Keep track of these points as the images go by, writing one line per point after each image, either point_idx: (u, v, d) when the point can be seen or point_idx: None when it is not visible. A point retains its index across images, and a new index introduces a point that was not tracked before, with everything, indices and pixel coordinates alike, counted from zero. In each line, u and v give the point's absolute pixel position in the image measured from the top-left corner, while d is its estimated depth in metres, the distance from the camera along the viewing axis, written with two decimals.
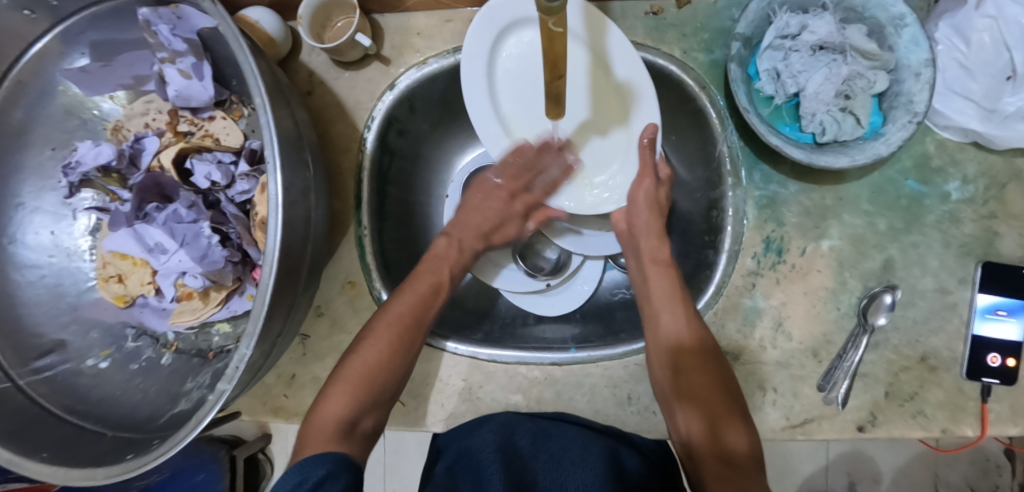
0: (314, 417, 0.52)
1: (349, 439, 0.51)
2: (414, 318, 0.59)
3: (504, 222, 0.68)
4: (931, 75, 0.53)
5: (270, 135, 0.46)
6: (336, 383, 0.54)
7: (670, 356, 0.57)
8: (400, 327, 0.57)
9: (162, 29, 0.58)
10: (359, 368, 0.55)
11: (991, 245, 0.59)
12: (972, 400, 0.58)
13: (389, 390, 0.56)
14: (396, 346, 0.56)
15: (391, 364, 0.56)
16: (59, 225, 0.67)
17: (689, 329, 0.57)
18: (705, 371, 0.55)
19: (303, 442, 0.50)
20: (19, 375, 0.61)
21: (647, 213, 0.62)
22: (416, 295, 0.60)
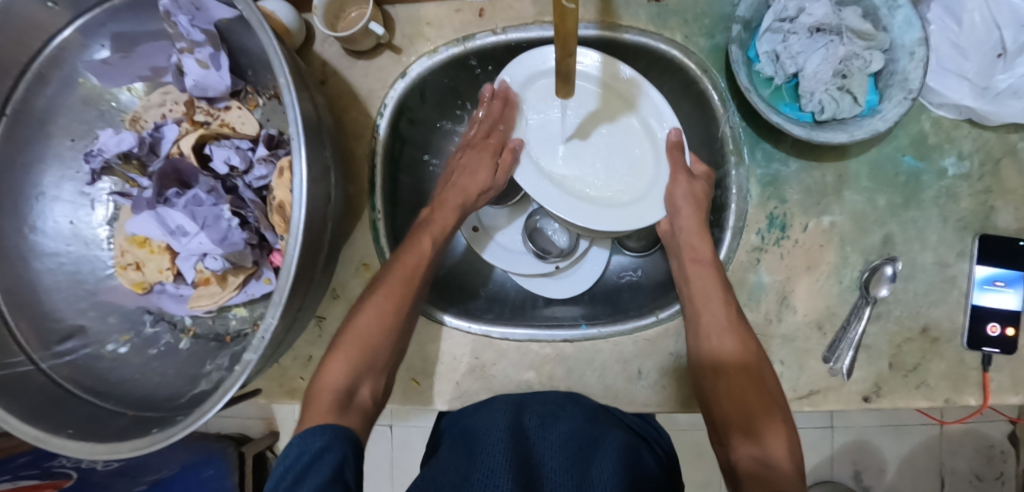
0: (315, 390, 0.52)
1: (348, 409, 0.51)
2: (411, 281, 0.59)
3: (471, 169, 0.65)
4: (924, 54, 0.55)
5: (293, 113, 0.48)
6: (336, 351, 0.55)
7: (711, 358, 0.57)
8: (398, 289, 0.58)
9: (181, 20, 0.60)
10: (359, 334, 0.56)
11: (987, 219, 0.61)
12: (973, 370, 0.60)
13: (388, 358, 0.57)
14: (393, 310, 0.57)
15: (388, 326, 0.56)
16: (77, 214, 0.69)
17: (739, 336, 0.57)
18: (748, 372, 0.55)
19: (305, 413, 0.50)
20: (42, 358, 0.62)
21: (686, 209, 0.62)
22: (413, 262, 0.60)
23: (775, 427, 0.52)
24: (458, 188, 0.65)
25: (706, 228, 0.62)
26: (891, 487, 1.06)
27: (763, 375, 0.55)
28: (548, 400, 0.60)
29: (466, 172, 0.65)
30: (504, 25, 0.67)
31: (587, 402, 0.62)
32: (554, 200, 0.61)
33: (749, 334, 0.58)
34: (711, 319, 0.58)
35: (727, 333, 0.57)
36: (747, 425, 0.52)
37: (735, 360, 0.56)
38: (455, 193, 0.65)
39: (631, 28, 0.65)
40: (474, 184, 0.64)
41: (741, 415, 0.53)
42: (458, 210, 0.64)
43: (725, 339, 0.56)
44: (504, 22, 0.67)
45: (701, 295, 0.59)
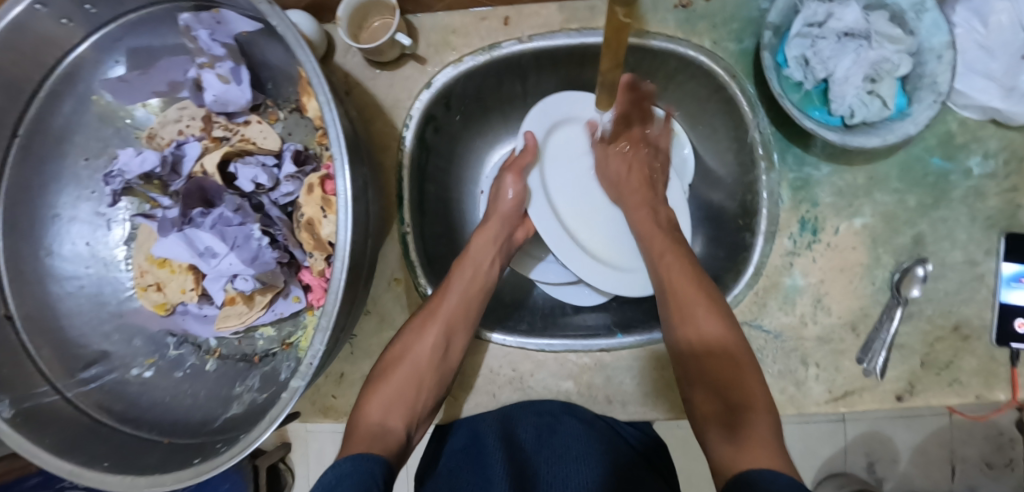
0: (356, 421, 0.56)
1: (385, 437, 0.53)
2: (452, 324, 0.61)
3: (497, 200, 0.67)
4: (953, 57, 0.56)
5: (336, 132, 0.47)
6: (376, 385, 0.59)
7: (697, 346, 0.54)
8: (436, 332, 0.60)
9: (202, 34, 0.58)
10: (399, 372, 0.59)
11: (1014, 217, 0.62)
12: (1003, 365, 0.61)
13: (425, 396, 0.59)
14: (432, 350, 0.60)
15: (427, 367, 0.59)
16: (95, 235, 0.67)
17: (715, 317, 0.55)
18: (727, 351, 0.53)
19: (349, 437, 0.53)
20: (68, 386, 0.60)
21: (636, 184, 0.67)
22: (454, 303, 0.61)
23: (757, 398, 0.49)
24: (493, 215, 0.66)
25: (654, 208, 0.66)
26: (903, 476, 1.08)
27: (744, 356, 0.53)
28: (544, 411, 0.63)
29: (496, 196, 0.67)
30: (530, 33, 0.66)
31: (584, 411, 0.64)
32: (570, 253, 0.66)
33: (727, 316, 0.56)
34: (678, 299, 0.57)
35: (709, 318, 0.55)
36: (726, 413, 0.49)
37: (710, 342, 0.54)
38: (498, 222, 0.65)
39: (660, 34, 0.65)
40: (506, 204, 0.66)
41: (716, 392, 0.51)
42: (495, 244, 0.65)
43: (695, 318, 0.55)
44: (530, 29, 0.66)
45: (669, 277, 0.59)
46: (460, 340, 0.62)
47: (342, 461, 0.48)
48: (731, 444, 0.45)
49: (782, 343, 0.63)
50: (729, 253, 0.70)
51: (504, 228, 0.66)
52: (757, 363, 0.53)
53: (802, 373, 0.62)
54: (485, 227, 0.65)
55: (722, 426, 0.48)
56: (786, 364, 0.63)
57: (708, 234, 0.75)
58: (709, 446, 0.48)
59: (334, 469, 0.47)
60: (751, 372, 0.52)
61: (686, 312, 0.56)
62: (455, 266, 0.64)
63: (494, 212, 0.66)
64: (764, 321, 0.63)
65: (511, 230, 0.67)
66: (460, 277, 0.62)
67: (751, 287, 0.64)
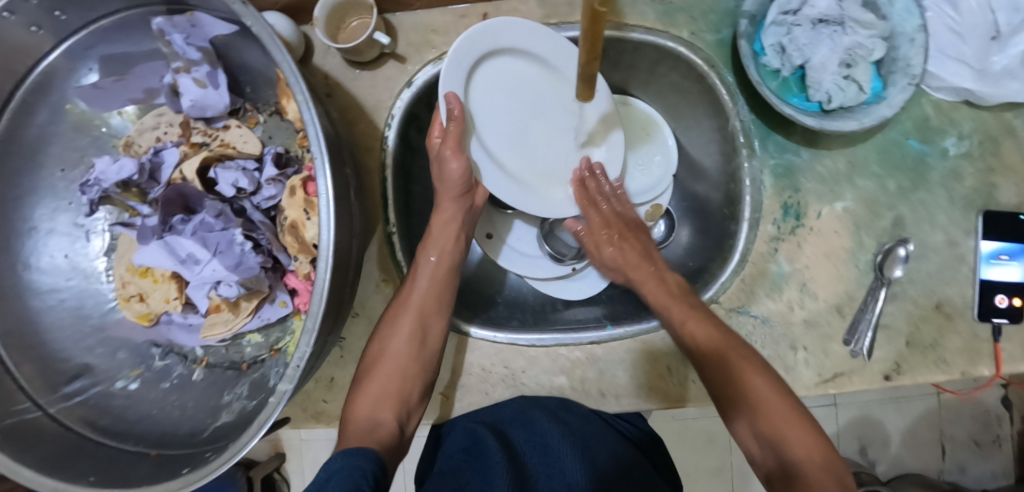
0: (347, 420, 0.56)
1: (375, 433, 0.53)
2: (425, 311, 0.60)
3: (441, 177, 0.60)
4: (925, 40, 0.56)
5: (315, 131, 0.46)
6: (364, 383, 0.58)
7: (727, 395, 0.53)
8: (411, 320, 0.59)
9: (177, 38, 0.58)
10: (381, 366, 0.59)
11: (990, 196, 0.63)
12: (986, 342, 0.62)
13: (412, 387, 0.59)
14: (407, 341, 0.59)
15: (405, 357, 0.59)
16: (73, 247, 0.66)
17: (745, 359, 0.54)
18: (766, 395, 0.51)
19: (343, 435, 0.53)
20: (50, 402, 0.59)
21: (640, 265, 0.66)
22: (424, 289, 0.61)
23: (801, 441, 0.48)
24: (446, 194, 0.60)
25: (660, 277, 0.64)
26: (896, 458, 1.09)
27: (785, 398, 0.51)
28: (539, 406, 0.63)
29: (441, 174, 0.59)
30: None
31: (579, 408, 0.64)
32: (526, 201, 0.63)
33: (761, 362, 0.54)
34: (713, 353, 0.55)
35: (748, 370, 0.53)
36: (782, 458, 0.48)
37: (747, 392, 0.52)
38: (453, 206, 0.61)
39: (638, 27, 0.65)
40: (455, 185, 0.59)
41: (769, 449, 0.49)
42: (459, 226, 0.63)
43: (735, 370, 0.53)
44: None
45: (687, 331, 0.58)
46: (437, 326, 0.61)
47: (332, 458, 0.48)
48: None
49: (771, 328, 0.63)
50: (716, 242, 0.71)
51: (461, 211, 0.62)
52: (793, 393, 0.52)
53: (791, 358, 0.63)
54: (440, 209, 0.62)
55: (784, 490, 0.46)
56: (775, 349, 0.63)
57: (694, 224, 0.76)
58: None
59: (324, 467, 0.47)
60: (789, 407, 0.50)
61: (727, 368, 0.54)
62: (418, 256, 0.62)
63: (441, 193, 0.61)
64: (752, 308, 0.64)
65: (469, 205, 0.62)
66: (426, 266, 0.61)
67: (737, 275, 0.65)
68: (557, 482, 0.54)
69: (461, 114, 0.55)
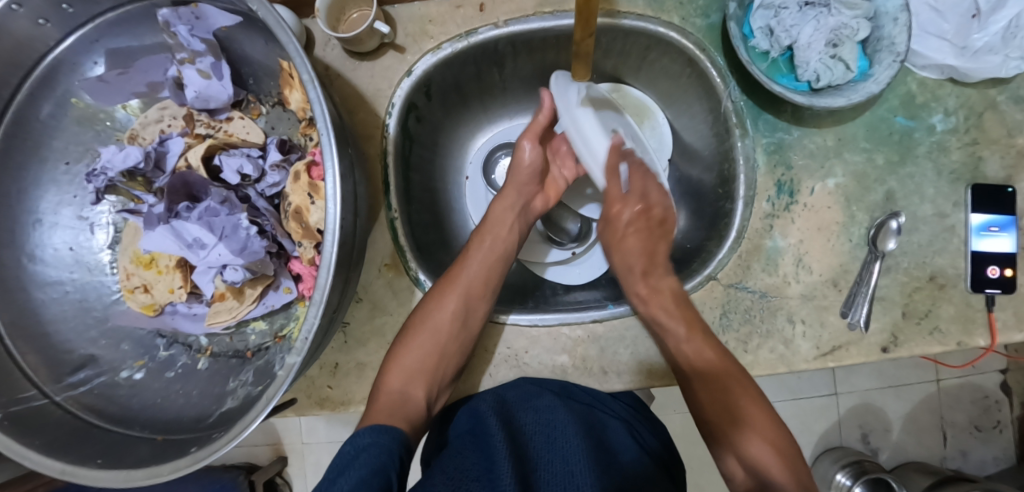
0: (377, 391, 0.60)
1: (403, 407, 0.59)
2: (470, 291, 0.67)
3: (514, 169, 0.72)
4: (907, 19, 0.58)
5: (321, 109, 0.48)
6: (393, 358, 0.62)
7: (716, 409, 0.59)
8: (457, 298, 0.65)
9: (181, 30, 0.59)
10: (420, 337, 0.63)
11: (977, 169, 0.65)
12: (980, 311, 0.63)
13: (445, 365, 0.64)
14: (451, 317, 0.64)
15: (448, 333, 0.64)
16: (77, 239, 0.67)
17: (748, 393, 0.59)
18: (755, 418, 0.58)
19: (370, 409, 0.58)
20: (55, 390, 0.59)
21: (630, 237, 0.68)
22: (472, 271, 0.67)
23: (783, 469, 0.54)
24: (514, 182, 0.71)
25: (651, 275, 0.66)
26: (897, 445, 1.09)
27: (780, 438, 0.57)
28: (545, 389, 0.64)
29: (514, 163, 0.71)
30: (505, 18, 0.68)
31: (581, 396, 0.64)
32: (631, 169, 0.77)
33: (755, 388, 0.60)
34: (722, 389, 0.59)
35: (745, 403, 0.58)
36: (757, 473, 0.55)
37: (744, 424, 0.58)
38: (514, 193, 0.71)
39: (630, 13, 0.67)
40: (523, 173, 0.70)
41: (751, 471, 0.55)
42: (513, 213, 0.70)
43: (738, 403, 0.58)
44: (506, 14, 0.67)
45: (695, 363, 0.60)
46: (480, 309, 0.66)
47: (362, 433, 0.52)
48: None
49: (768, 302, 0.64)
50: (711, 220, 0.73)
51: (521, 198, 0.71)
52: (790, 436, 0.57)
53: (789, 331, 0.64)
54: (502, 195, 0.71)
55: None
56: (773, 323, 0.64)
57: (689, 207, 0.78)
58: None
59: (354, 442, 0.51)
60: (782, 444, 0.56)
61: (722, 391, 0.59)
62: (472, 239, 0.70)
63: (509, 182, 0.72)
64: (749, 283, 0.65)
65: (526, 202, 0.72)
66: (478, 249, 0.69)
67: (733, 251, 0.66)
68: (556, 465, 0.56)
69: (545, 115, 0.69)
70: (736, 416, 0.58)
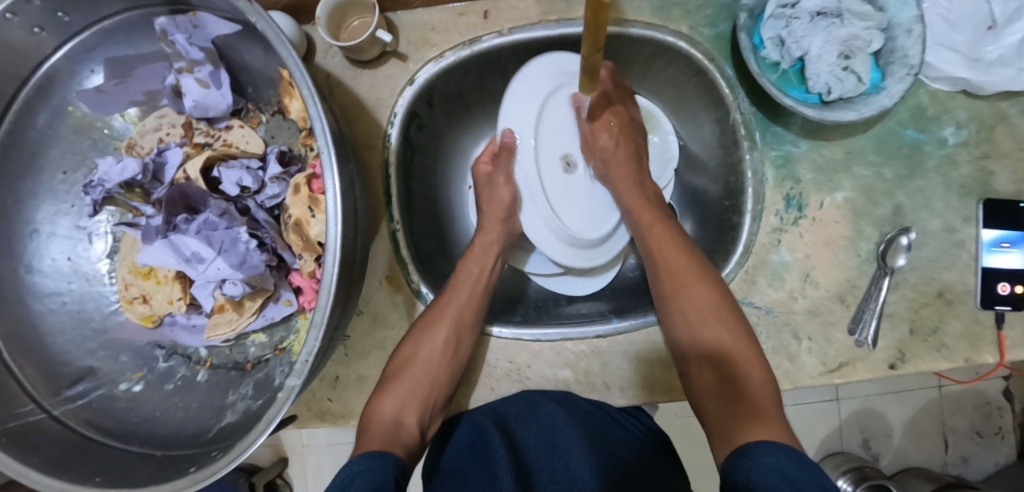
0: (370, 418, 0.57)
1: (396, 436, 0.55)
2: (460, 322, 0.62)
3: (492, 198, 0.67)
4: (921, 30, 0.57)
5: (321, 126, 0.46)
6: (387, 385, 0.60)
7: (683, 316, 0.59)
8: (447, 328, 0.61)
9: (179, 38, 0.57)
10: (413, 371, 0.60)
11: (988, 184, 0.64)
12: (988, 328, 0.62)
13: (438, 391, 0.61)
14: (443, 348, 0.61)
15: (438, 366, 0.61)
16: (75, 250, 0.66)
17: (712, 293, 0.58)
18: (721, 321, 0.57)
19: (362, 436, 0.55)
20: (53, 405, 0.59)
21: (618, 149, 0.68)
22: (461, 303, 0.63)
23: (750, 366, 0.53)
24: (492, 215, 0.66)
25: (640, 182, 0.68)
26: (898, 451, 1.09)
27: (748, 343, 0.55)
28: (546, 398, 0.62)
29: (490, 198, 0.67)
30: (510, 26, 0.66)
31: (584, 404, 0.62)
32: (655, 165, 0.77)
33: (727, 299, 0.59)
34: (692, 298, 0.58)
35: (710, 305, 0.58)
36: (721, 369, 0.54)
37: (710, 329, 0.56)
38: (500, 226, 0.66)
39: (637, 22, 0.66)
40: (501, 209, 0.66)
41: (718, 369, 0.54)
42: (500, 245, 0.67)
43: (703, 304, 0.58)
44: (510, 22, 0.66)
45: (662, 249, 0.62)
46: (469, 338, 0.63)
47: (354, 460, 0.50)
48: (732, 411, 0.49)
49: (774, 318, 0.64)
50: (716, 233, 0.72)
51: (506, 231, 0.67)
52: (757, 340, 0.56)
53: (795, 347, 0.63)
54: (485, 231, 0.67)
55: (725, 400, 0.51)
56: (778, 339, 0.63)
57: (695, 217, 0.77)
58: (708, 418, 0.52)
59: (347, 468, 0.49)
60: (752, 348, 0.55)
61: (684, 290, 0.59)
62: (460, 264, 0.66)
63: (487, 216, 0.67)
64: (755, 298, 0.64)
65: (511, 229, 0.68)
66: (466, 276, 0.64)
67: (739, 267, 0.65)
68: (560, 476, 0.54)
69: (513, 146, 0.65)
70: (702, 322, 0.57)
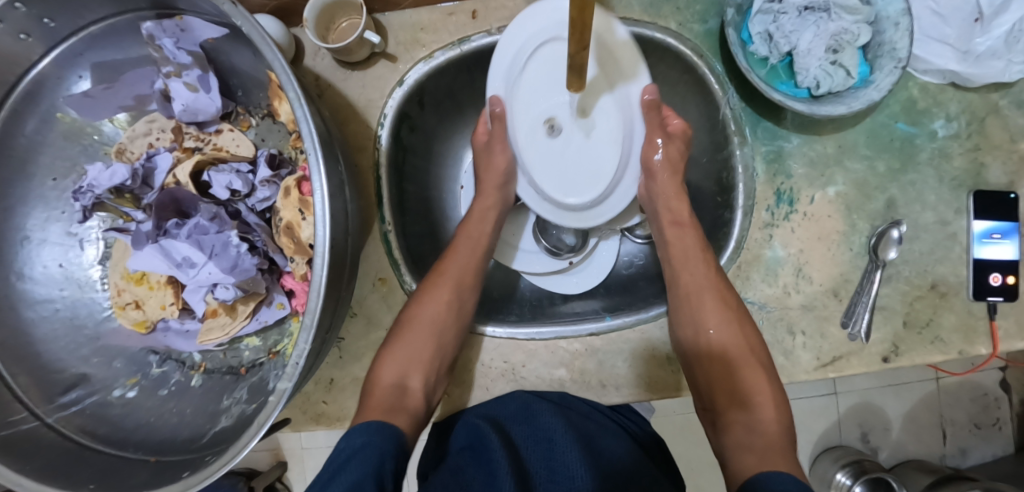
0: (373, 382, 0.59)
1: (400, 399, 0.57)
2: (461, 286, 0.64)
3: (489, 159, 0.67)
4: (908, 24, 0.57)
5: (308, 127, 0.46)
6: (389, 349, 0.61)
7: (705, 352, 0.60)
8: (448, 291, 0.63)
9: (167, 43, 0.57)
10: (414, 330, 0.61)
11: (979, 176, 0.64)
12: (981, 320, 0.62)
13: (444, 354, 0.62)
14: (444, 309, 0.62)
15: (440, 327, 0.62)
16: (67, 256, 0.66)
17: (732, 329, 0.59)
18: (745, 357, 0.58)
19: (366, 401, 0.57)
20: (47, 412, 0.58)
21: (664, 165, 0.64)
22: (462, 268, 0.65)
23: (767, 406, 0.55)
24: (488, 183, 0.67)
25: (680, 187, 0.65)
26: (897, 444, 1.09)
27: (767, 378, 0.57)
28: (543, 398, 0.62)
29: (484, 163, 0.68)
30: (498, 25, 0.66)
31: (580, 403, 0.63)
32: None
33: (752, 334, 0.60)
34: (717, 333, 0.59)
35: (733, 340, 0.59)
36: (742, 404, 0.57)
37: (732, 363, 0.58)
38: (490, 192, 0.67)
39: (626, 19, 0.66)
40: (495, 174, 0.67)
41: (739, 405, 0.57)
42: (495, 214, 0.68)
43: (726, 342, 0.59)
44: (499, 21, 0.66)
45: (687, 281, 0.62)
46: (469, 301, 0.65)
47: (355, 432, 0.51)
48: (749, 449, 0.53)
49: (768, 313, 0.64)
50: (710, 229, 0.72)
51: (497, 197, 0.68)
52: (776, 374, 0.58)
53: (789, 342, 0.63)
54: (482, 195, 0.68)
55: (743, 438, 0.54)
56: (773, 335, 0.63)
57: None
58: (724, 448, 0.56)
59: (347, 440, 0.51)
60: (770, 383, 0.57)
61: (706, 324, 0.60)
62: (460, 231, 0.68)
63: (484, 182, 0.68)
64: (748, 293, 0.64)
65: (505, 197, 0.68)
66: (466, 244, 0.67)
67: (733, 261, 0.66)
68: (559, 477, 0.53)
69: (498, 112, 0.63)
70: (726, 360, 0.58)
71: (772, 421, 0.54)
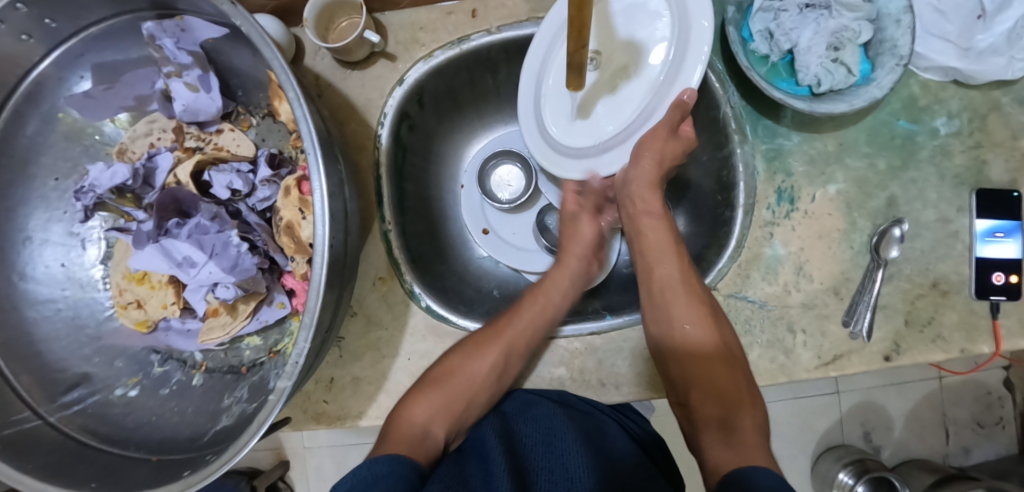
0: (400, 418, 0.57)
1: (421, 439, 0.55)
2: (514, 347, 0.62)
3: (579, 231, 0.71)
4: (910, 20, 0.56)
5: (307, 126, 0.46)
6: (423, 390, 0.60)
7: (677, 347, 0.58)
8: (499, 351, 0.62)
9: (167, 43, 0.57)
10: (455, 381, 0.60)
11: (981, 173, 0.63)
12: (984, 318, 0.62)
13: (473, 402, 0.62)
14: (489, 369, 0.61)
15: (484, 384, 0.61)
16: (69, 256, 0.66)
17: (706, 326, 0.58)
18: (716, 357, 0.57)
19: (387, 435, 0.55)
20: (48, 411, 0.58)
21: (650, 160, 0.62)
22: (522, 328, 0.63)
23: (743, 404, 0.52)
24: (573, 250, 0.70)
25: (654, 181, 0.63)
26: (899, 443, 1.09)
27: (740, 378, 0.55)
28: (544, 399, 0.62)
29: (572, 232, 0.71)
30: (498, 24, 0.66)
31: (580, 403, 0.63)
32: None
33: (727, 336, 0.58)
34: (687, 326, 0.58)
35: (704, 336, 0.57)
36: (721, 402, 0.53)
37: (704, 360, 0.56)
38: (575, 260, 0.70)
39: None
40: (582, 245, 0.70)
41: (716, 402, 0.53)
42: (570, 278, 0.69)
43: (698, 337, 0.57)
44: (498, 20, 0.66)
45: (663, 276, 0.61)
46: (517, 365, 0.63)
47: (380, 460, 0.49)
48: (724, 442, 0.49)
49: (768, 311, 0.64)
50: (710, 228, 0.72)
51: (581, 264, 0.70)
52: (754, 382, 0.55)
53: (790, 341, 0.63)
54: (562, 265, 0.69)
55: (717, 433, 0.50)
56: (773, 333, 0.63)
57: (688, 212, 0.77)
58: (699, 448, 0.52)
59: (371, 468, 0.48)
60: (747, 387, 0.54)
61: (675, 318, 0.58)
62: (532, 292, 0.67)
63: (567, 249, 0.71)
64: (749, 292, 0.64)
65: (585, 269, 0.70)
66: (533, 305, 0.65)
67: (733, 260, 0.65)
68: (557, 475, 0.51)
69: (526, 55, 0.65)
70: (698, 356, 0.57)
71: (750, 421, 0.51)
